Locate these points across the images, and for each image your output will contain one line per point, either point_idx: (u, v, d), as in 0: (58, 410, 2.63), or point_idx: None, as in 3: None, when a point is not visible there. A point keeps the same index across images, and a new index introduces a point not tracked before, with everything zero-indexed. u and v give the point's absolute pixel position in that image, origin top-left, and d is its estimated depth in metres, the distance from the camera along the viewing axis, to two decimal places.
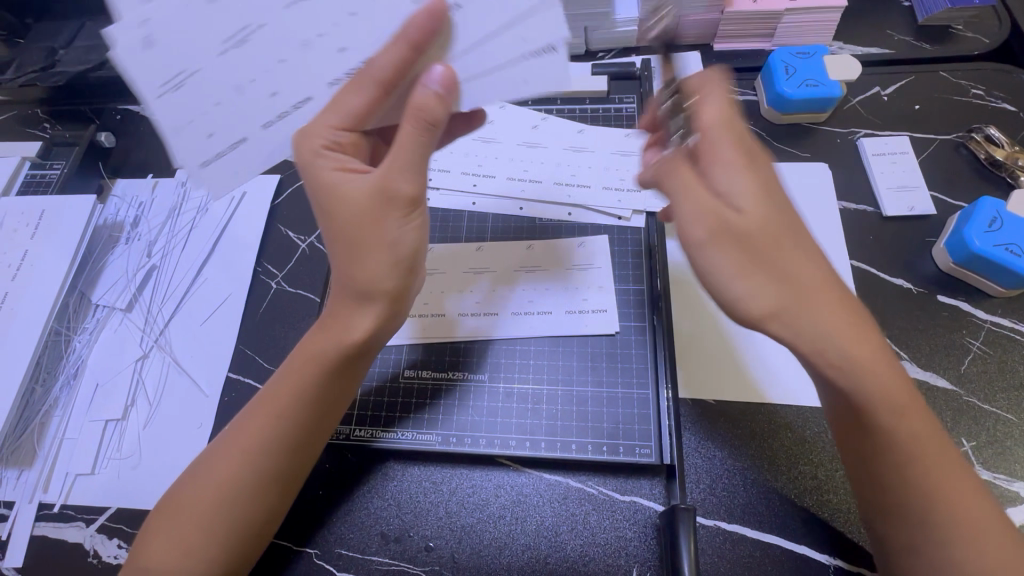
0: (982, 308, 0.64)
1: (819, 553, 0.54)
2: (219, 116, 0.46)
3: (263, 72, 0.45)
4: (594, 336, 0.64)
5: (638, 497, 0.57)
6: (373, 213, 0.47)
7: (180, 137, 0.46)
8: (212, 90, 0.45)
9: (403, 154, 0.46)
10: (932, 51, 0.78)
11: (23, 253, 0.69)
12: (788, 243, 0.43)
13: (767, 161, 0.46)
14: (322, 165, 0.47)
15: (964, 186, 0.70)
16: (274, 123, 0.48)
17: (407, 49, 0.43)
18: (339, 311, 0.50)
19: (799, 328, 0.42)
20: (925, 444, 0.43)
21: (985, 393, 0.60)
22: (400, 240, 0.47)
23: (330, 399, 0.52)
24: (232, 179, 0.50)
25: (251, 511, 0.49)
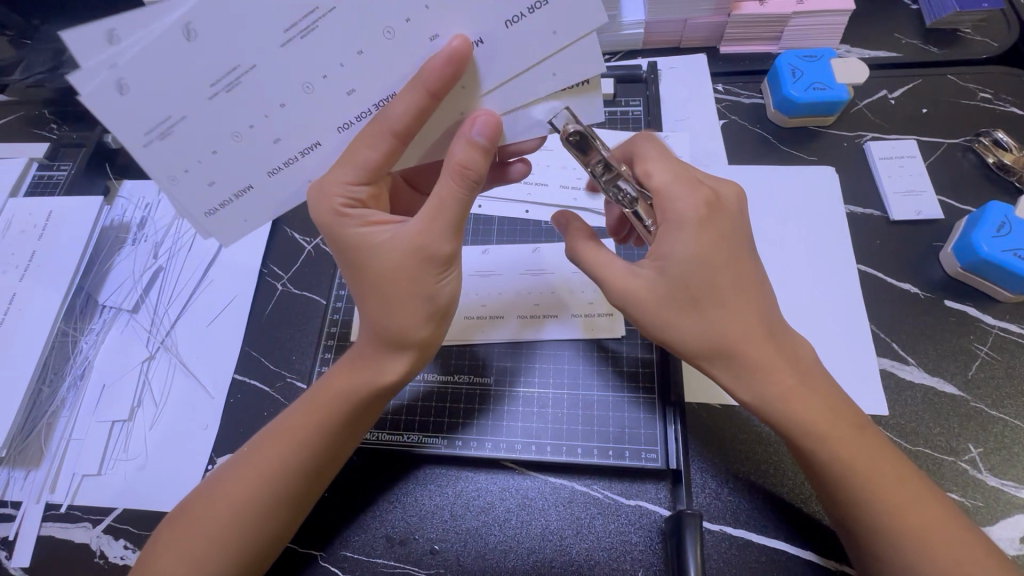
0: (990, 314, 0.63)
1: (823, 558, 0.54)
2: (218, 165, 0.43)
3: (264, 117, 0.41)
4: (599, 339, 0.64)
5: (643, 501, 0.57)
6: (410, 269, 0.47)
7: (176, 187, 0.43)
8: (204, 137, 0.41)
9: (441, 213, 0.46)
10: (939, 54, 0.78)
11: (30, 254, 0.69)
12: (730, 299, 0.48)
13: (725, 211, 0.49)
14: (346, 224, 0.48)
15: (972, 191, 0.70)
16: (280, 170, 0.45)
17: (427, 98, 0.41)
18: (369, 357, 0.52)
19: (730, 369, 0.49)
20: (893, 487, 0.47)
21: (993, 399, 0.60)
22: (439, 294, 0.49)
23: (352, 433, 0.53)
24: (242, 226, 0.47)
25: (264, 529, 0.50)
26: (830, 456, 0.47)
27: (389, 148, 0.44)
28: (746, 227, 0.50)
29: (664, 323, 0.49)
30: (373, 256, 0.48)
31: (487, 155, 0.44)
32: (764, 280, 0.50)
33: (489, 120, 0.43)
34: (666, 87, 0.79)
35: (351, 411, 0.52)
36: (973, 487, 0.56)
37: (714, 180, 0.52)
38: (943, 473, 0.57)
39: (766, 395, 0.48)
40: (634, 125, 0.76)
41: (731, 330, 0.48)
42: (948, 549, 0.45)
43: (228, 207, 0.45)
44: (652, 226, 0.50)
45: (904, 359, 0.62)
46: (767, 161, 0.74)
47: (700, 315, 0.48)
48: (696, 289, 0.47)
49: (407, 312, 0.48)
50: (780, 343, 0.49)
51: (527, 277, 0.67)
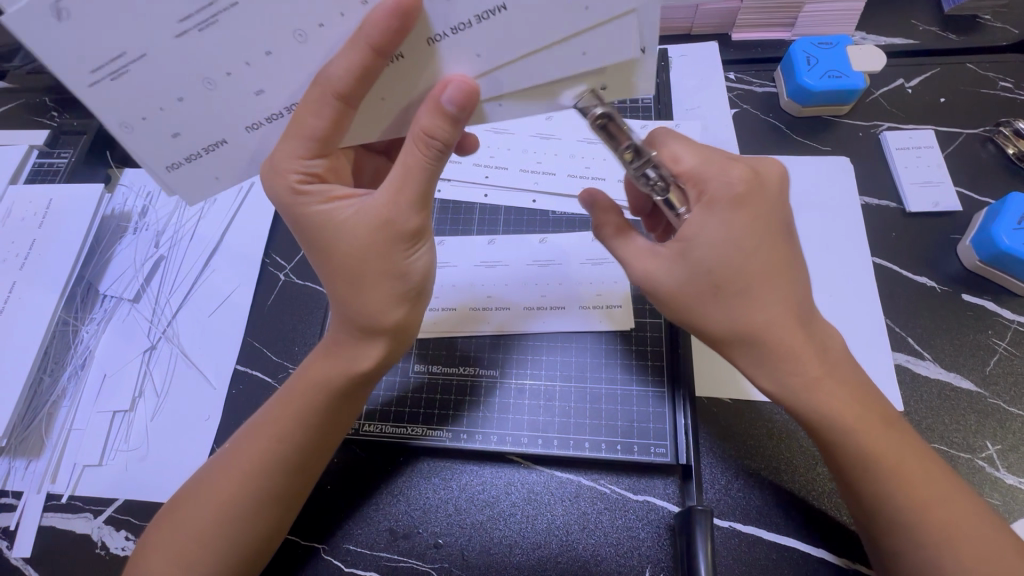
0: (1008, 308, 0.62)
1: (839, 558, 0.53)
2: (185, 114, 0.41)
3: (242, 64, 0.39)
4: (609, 331, 0.62)
5: (650, 497, 0.56)
6: (378, 245, 0.46)
7: (134, 135, 0.41)
8: (169, 83, 0.39)
9: (404, 182, 0.45)
10: (956, 41, 0.76)
11: (31, 242, 0.68)
12: (762, 285, 0.46)
13: (765, 198, 0.47)
14: (305, 201, 0.47)
15: (991, 183, 0.68)
16: (257, 125, 0.43)
17: (371, 56, 0.38)
18: (344, 344, 0.51)
19: (753, 355, 0.47)
20: (925, 493, 0.45)
21: (1012, 395, 0.58)
22: (410, 269, 0.48)
23: (335, 423, 0.52)
24: (212, 183, 0.46)
25: (247, 528, 0.49)
26: (853, 448, 0.46)
27: (335, 112, 0.41)
28: (783, 210, 0.48)
29: (687, 307, 0.48)
30: (337, 232, 0.47)
31: (454, 124, 0.42)
32: (799, 261, 0.48)
33: (463, 85, 0.40)
34: (676, 75, 0.77)
35: (329, 397, 0.51)
36: (991, 485, 0.55)
37: (754, 160, 0.49)
38: (962, 472, 0.55)
39: (790, 383, 0.47)
40: (644, 113, 0.74)
41: (756, 314, 0.46)
42: (974, 552, 0.44)
43: (195, 160, 0.44)
44: (684, 211, 0.47)
45: (920, 355, 0.60)
46: (779, 151, 0.72)
47: (727, 299, 0.46)
48: (723, 272, 0.45)
49: (378, 290, 0.47)
50: (808, 331, 0.47)
51: (535, 268, 0.65)
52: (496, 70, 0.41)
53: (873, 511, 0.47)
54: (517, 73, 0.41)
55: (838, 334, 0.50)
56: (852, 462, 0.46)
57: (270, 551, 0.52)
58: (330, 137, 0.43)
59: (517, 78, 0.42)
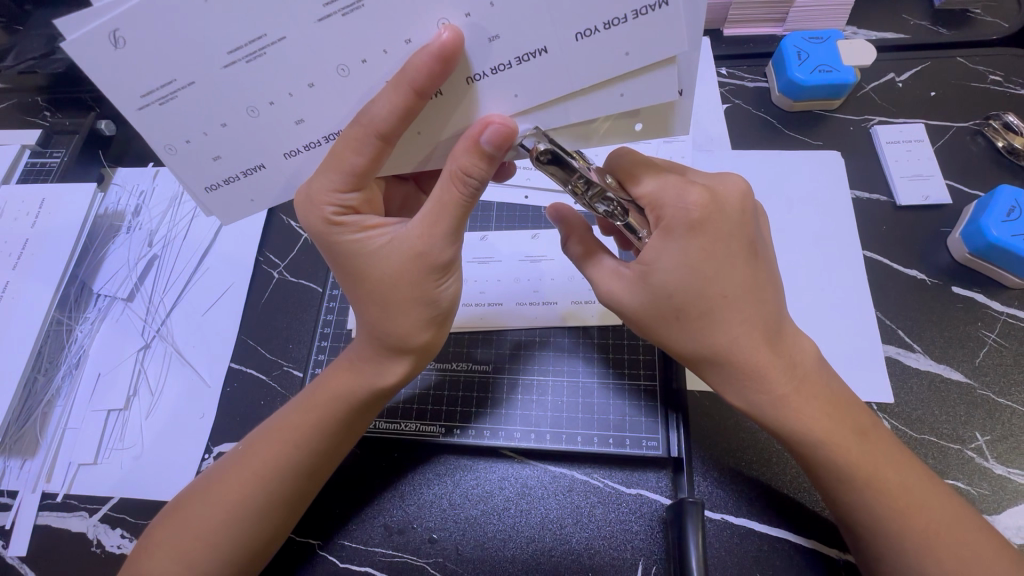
0: (998, 300, 0.62)
1: (830, 548, 0.53)
2: (228, 140, 0.40)
3: (287, 95, 0.38)
4: (601, 326, 0.63)
5: (644, 490, 0.56)
6: (411, 276, 0.46)
7: (177, 159, 0.40)
8: (214, 109, 0.38)
9: (440, 216, 0.44)
10: (948, 35, 0.76)
11: (23, 242, 0.68)
12: (726, 308, 0.46)
13: (729, 218, 0.46)
14: (339, 233, 0.46)
15: (981, 176, 0.69)
16: (296, 152, 0.42)
17: (412, 96, 0.37)
18: (367, 360, 0.51)
19: (723, 374, 0.48)
20: (911, 494, 0.46)
21: (1000, 386, 0.59)
22: (440, 298, 0.48)
23: (351, 432, 0.53)
24: (248, 206, 0.44)
25: (255, 528, 0.49)
26: (819, 458, 0.47)
27: (375, 150, 0.40)
28: (747, 228, 0.47)
29: (652, 328, 0.49)
30: (371, 262, 0.47)
31: (492, 164, 0.41)
32: (768, 280, 0.48)
33: (500, 127, 0.39)
34: None
35: (349, 411, 0.51)
36: (980, 476, 0.55)
37: (714, 180, 0.48)
38: (951, 462, 0.56)
39: (756, 400, 0.47)
40: None
41: (721, 336, 0.46)
42: (952, 538, 0.45)
43: (232, 184, 0.42)
44: (644, 235, 0.48)
45: (911, 347, 0.61)
46: (771, 146, 0.72)
47: (690, 322, 0.47)
48: (686, 295, 0.46)
49: (407, 316, 0.48)
50: (778, 348, 0.47)
51: (526, 264, 0.66)
52: (536, 109, 0.40)
53: (850, 514, 0.47)
54: (557, 113, 0.41)
55: (812, 346, 0.50)
56: (827, 467, 0.47)
57: (269, 552, 0.52)
58: (368, 172, 0.42)
59: (557, 114, 0.41)
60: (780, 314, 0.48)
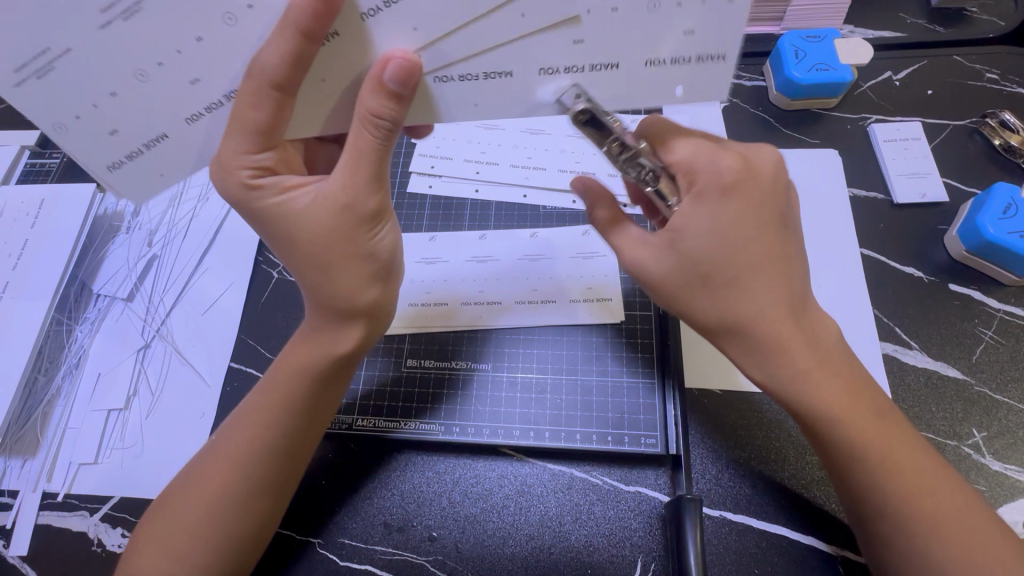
0: (995, 297, 0.63)
1: (829, 545, 0.53)
2: (121, 111, 0.41)
3: (173, 53, 0.38)
4: (600, 324, 0.63)
5: (642, 488, 0.56)
6: (341, 227, 0.46)
7: (68, 136, 0.41)
8: (103, 77, 0.39)
9: (357, 162, 0.44)
10: (944, 34, 0.76)
11: (23, 242, 0.68)
12: (752, 278, 0.45)
13: (763, 188, 0.46)
14: (260, 196, 0.46)
15: (978, 174, 0.69)
16: (198, 116, 0.43)
17: (299, 40, 0.38)
18: (320, 327, 0.51)
19: (745, 345, 0.47)
20: (922, 477, 0.46)
21: (997, 382, 0.59)
22: (376, 249, 0.48)
23: (320, 409, 0.53)
24: (156, 181, 0.45)
25: (241, 516, 0.50)
26: (842, 438, 0.46)
27: (276, 103, 0.41)
28: (779, 199, 0.47)
29: (675, 296, 0.48)
30: (298, 220, 0.46)
31: (400, 103, 0.41)
32: (797, 250, 0.48)
33: (400, 64, 0.39)
34: None
35: (313, 384, 0.51)
36: (977, 471, 0.56)
37: (751, 151, 0.48)
38: (948, 458, 0.56)
39: (778, 373, 0.46)
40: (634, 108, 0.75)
41: (749, 306, 0.46)
42: (954, 533, 0.45)
43: (136, 158, 0.44)
44: (674, 203, 0.48)
45: (908, 344, 0.61)
46: (769, 144, 0.73)
47: (717, 290, 0.46)
48: (711, 261, 0.46)
49: (347, 272, 0.48)
50: (802, 321, 0.47)
51: (525, 262, 0.66)
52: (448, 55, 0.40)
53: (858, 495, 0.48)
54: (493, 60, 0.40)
55: (835, 325, 0.49)
56: (843, 446, 0.47)
57: (265, 541, 0.52)
58: (273, 129, 0.43)
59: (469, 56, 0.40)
60: (807, 288, 0.48)
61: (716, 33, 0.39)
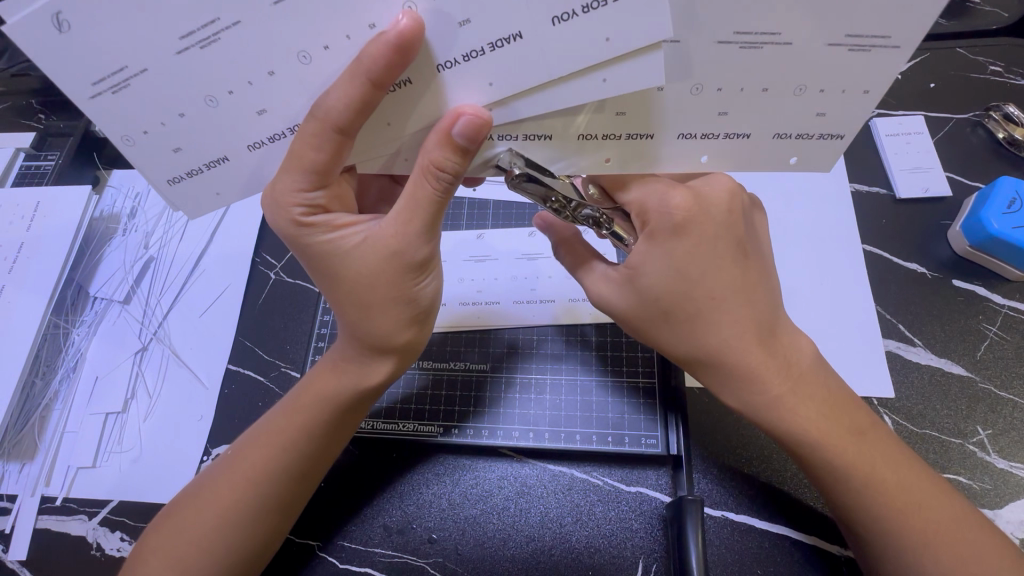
0: (1000, 293, 0.62)
1: (831, 544, 0.53)
2: (188, 130, 0.39)
3: (247, 85, 0.37)
4: (598, 323, 0.62)
5: (644, 488, 0.56)
6: (386, 273, 0.45)
7: (135, 150, 0.40)
8: (172, 98, 0.37)
9: (414, 212, 0.43)
10: (946, 25, 0.75)
11: (19, 245, 0.68)
12: (713, 310, 0.46)
13: (717, 221, 0.46)
14: (312, 233, 0.46)
15: (982, 167, 0.68)
16: (261, 143, 0.41)
17: (368, 88, 0.36)
18: (350, 359, 0.51)
19: (720, 373, 0.47)
20: (913, 493, 0.46)
21: (1002, 379, 0.58)
22: (419, 297, 0.47)
23: (340, 432, 0.52)
24: (214, 199, 0.44)
25: (254, 532, 0.49)
26: (818, 460, 0.46)
27: (336, 145, 0.40)
28: (737, 228, 0.47)
29: (643, 329, 0.49)
30: (345, 261, 0.46)
31: (465, 157, 0.40)
32: (760, 276, 0.48)
33: (472, 118, 0.38)
34: None
35: (335, 412, 0.51)
36: (981, 469, 0.55)
37: (703, 179, 0.48)
38: (952, 457, 0.55)
39: (752, 400, 0.47)
40: None
41: (713, 337, 0.46)
42: (952, 539, 0.44)
43: (193, 177, 0.42)
44: (630, 242, 0.49)
45: (911, 341, 0.60)
46: None
47: (679, 323, 0.47)
48: (671, 298, 0.46)
49: (387, 315, 0.47)
50: (771, 347, 0.47)
51: (523, 261, 0.65)
52: (507, 99, 0.39)
53: (842, 513, 0.47)
54: (563, 117, 0.40)
55: (811, 346, 0.49)
56: (818, 465, 0.46)
57: (271, 553, 0.52)
58: (330, 170, 0.42)
59: (538, 108, 0.39)
60: (774, 312, 0.47)
61: (847, 117, 0.42)
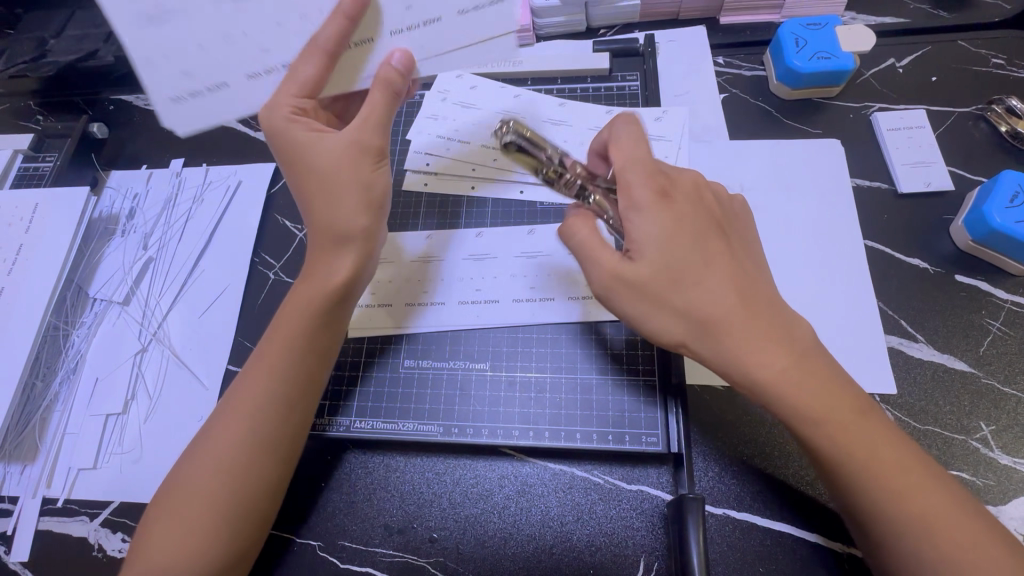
0: (1003, 288, 0.61)
1: (834, 542, 0.53)
2: (206, 62, 0.44)
3: (259, 30, 0.44)
4: (597, 323, 0.62)
5: (645, 486, 0.56)
6: (346, 162, 0.50)
7: (153, 70, 0.44)
8: (191, 30, 0.43)
9: (374, 110, 0.50)
10: (949, 18, 0.75)
11: (17, 246, 0.68)
12: (704, 277, 0.48)
13: (680, 196, 0.51)
14: (294, 129, 0.49)
15: (986, 162, 0.67)
16: (259, 75, 0.47)
17: (345, 26, 0.44)
18: (318, 260, 0.53)
19: (718, 350, 0.47)
20: (912, 473, 0.45)
21: (1006, 374, 0.58)
22: (375, 184, 0.52)
23: (317, 358, 0.53)
24: (203, 120, 0.47)
25: (250, 505, 0.49)
26: (823, 437, 0.46)
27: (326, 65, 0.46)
28: (704, 206, 0.52)
29: (639, 310, 0.49)
30: (319, 155, 0.50)
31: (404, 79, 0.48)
32: (739, 252, 0.51)
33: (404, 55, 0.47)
34: (665, 62, 0.76)
35: (310, 321, 0.52)
36: (984, 466, 0.55)
37: (672, 168, 0.54)
38: (954, 452, 0.55)
39: (759, 376, 0.47)
40: (630, 100, 0.73)
41: (709, 304, 0.47)
42: (956, 532, 0.43)
43: (197, 98, 0.46)
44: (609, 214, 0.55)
45: (913, 337, 0.60)
46: (771, 135, 0.71)
47: (675, 296, 0.48)
48: (665, 271, 0.48)
49: (349, 201, 0.50)
50: (765, 318, 0.48)
51: (523, 260, 0.65)
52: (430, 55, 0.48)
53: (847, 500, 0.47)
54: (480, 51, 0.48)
55: (809, 331, 0.49)
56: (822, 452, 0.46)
57: (264, 532, 0.51)
58: (322, 85, 0.47)
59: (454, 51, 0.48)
60: (758, 283, 0.50)
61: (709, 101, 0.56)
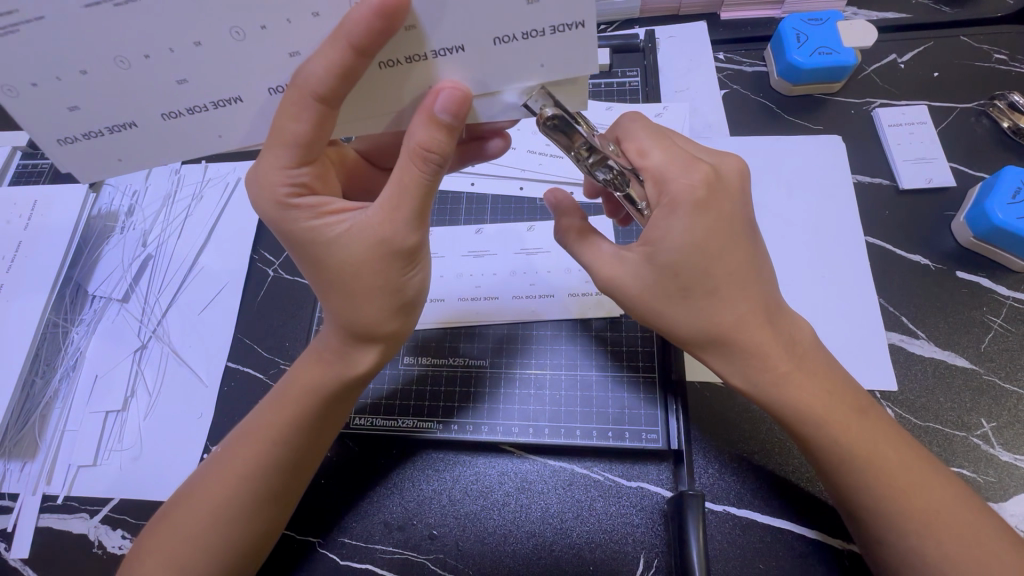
0: (1004, 285, 0.61)
1: (834, 539, 0.53)
2: (90, 90, 0.38)
3: (167, 53, 0.36)
4: (597, 319, 0.62)
5: (645, 483, 0.56)
6: (373, 267, 0.45)
7: (21, 100, 0.37)
8: (78, 53, 0.36)
9: (402, 198, 0.43)
10: (950, 14, 0.74)
11: (16, 244, 0.67)
12: (728, 284, 0.46)
13: (725, 194, 0.46)
14: (296, 217, 0.45)
15: (988, 158, 0.67)
16: (176, 114, 0.40)
17: (351, 55, 0.36)
18: (336, 351, 0.51)
19: (732, 358, 0.47)
20: (914, 471, 0.45)
21: (1007, 371, 0.58)
22: (405, 287, 0.47)
23: (328, 425, 0.52)
24: (114, 164, 0.42)
25: (248, 525, 0.49)
26: (818, 437, 0.46)
27: (318, 115, 0.40)
28: (744, 206, 0.48)
29: (653, 309, 0.47)
30: (336, 250, 0.45)
31: (450, 134, 0.41)
32: (765, 258, 0.48)
33: (454, 94, 0.39)
34: (665, 58, 0.76)
35: (322, 403, 0.51)
36: (985, 462, 0.54)
37: (713, 156, 0.49)
38: (956, 449, 0.55)
39: (759, 379, 0.47)
40: (630, 96, 0.73)
41: (729, 316, 0.46)
42: (955, 527, 0.43)
43: (93, 139, 0.40)
44: (645, 209, 0.47)
45: (914, 334, 0.60)
46: (771, 132, 0.71)
47: (696, 301, 0.46)
48: (692, 274, 0.45)
49: (374, 305, 0.47)
50: (777, 327, 0.47)
51: (522, 256, 0.65)
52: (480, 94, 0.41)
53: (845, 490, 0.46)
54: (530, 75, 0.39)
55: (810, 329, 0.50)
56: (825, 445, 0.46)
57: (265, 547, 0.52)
58: (314, 142, 0.42)
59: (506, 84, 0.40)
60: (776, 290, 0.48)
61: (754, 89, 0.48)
